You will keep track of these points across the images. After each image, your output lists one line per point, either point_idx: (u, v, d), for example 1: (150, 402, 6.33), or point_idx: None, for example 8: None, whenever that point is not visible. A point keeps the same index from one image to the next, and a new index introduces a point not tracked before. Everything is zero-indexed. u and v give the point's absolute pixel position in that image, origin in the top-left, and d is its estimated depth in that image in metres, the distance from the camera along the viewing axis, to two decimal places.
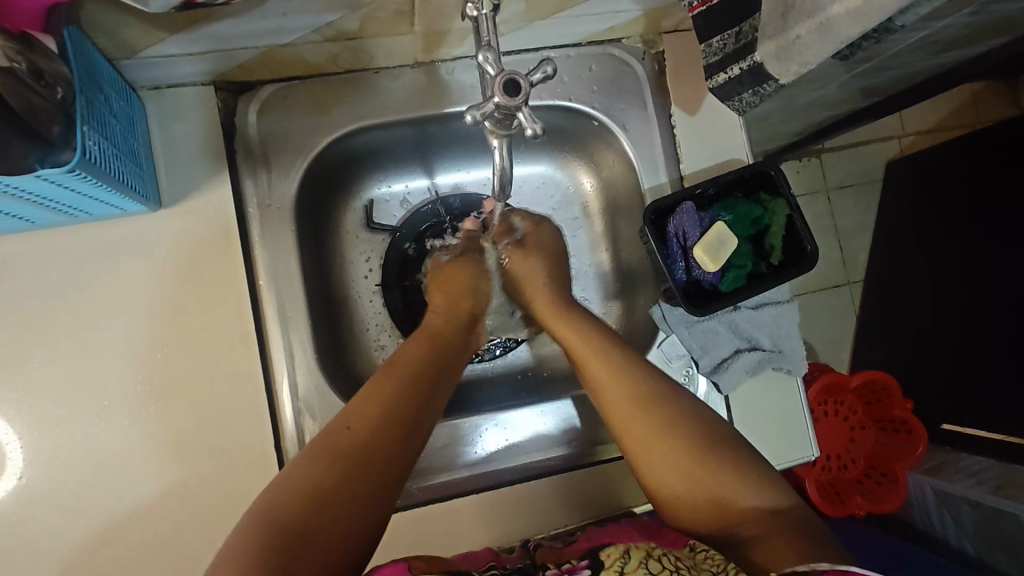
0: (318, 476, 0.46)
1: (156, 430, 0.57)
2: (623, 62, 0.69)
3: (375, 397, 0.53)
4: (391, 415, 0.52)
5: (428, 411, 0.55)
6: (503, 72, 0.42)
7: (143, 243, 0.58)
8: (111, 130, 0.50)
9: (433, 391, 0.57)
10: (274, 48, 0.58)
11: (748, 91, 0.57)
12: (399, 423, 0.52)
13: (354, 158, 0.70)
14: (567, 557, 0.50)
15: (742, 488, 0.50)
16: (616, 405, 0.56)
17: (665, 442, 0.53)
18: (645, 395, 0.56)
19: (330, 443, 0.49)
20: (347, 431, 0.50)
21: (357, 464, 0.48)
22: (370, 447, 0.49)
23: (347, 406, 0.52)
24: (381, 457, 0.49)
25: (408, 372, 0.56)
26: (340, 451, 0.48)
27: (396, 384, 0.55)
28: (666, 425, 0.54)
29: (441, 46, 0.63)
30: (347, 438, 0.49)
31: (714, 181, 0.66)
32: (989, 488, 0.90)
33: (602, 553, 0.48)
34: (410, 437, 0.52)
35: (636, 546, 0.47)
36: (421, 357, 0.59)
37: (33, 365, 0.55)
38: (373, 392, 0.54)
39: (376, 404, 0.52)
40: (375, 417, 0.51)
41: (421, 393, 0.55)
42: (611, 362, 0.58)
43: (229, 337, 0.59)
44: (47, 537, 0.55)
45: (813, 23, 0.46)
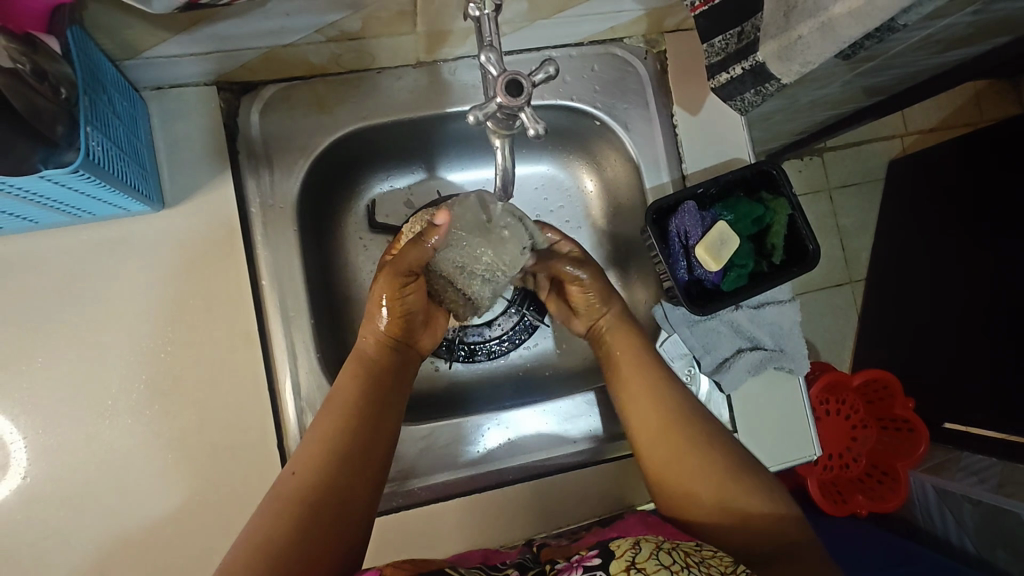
0: (264, 546, 0.45)
1: (159, 429, 0.57)
2: (625, 62, 0.69)
3: (318, 442, 0.52)
4: (333, 455, 0.51)
5: (374, 456, 0.53)
6: (505, 72, 0.42)
7: (146, 242, 0.58)
8: (114, 130, 0.50)
9: (377, 430, 0.54)
10: (276, 49, 0.58)
11: (750, 91, 0.57)
12: (339, 481, 0.50)
13: (357, 157, 0.70)
14: (577, 551, 0.50)
15: (760, 502, 0.52)
16: (647, 425, 0.58)
17: (695, 450, 0.55)
18: (680, 412, 0.58)
19: (273, 508, 0.48)
20: (289, 497, 0.48)
21: (302, 531, 0.46)
22: (310, 504, 0.48)
23: (289, 462, 0.52)
24: (328, 515, 0.48)
25: (343, 413, 0.54)
26: (280, 514, 0.47)
27: (330, 432, 0.52)
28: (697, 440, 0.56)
29: (443, 46, 0.63)
30: (290, 493, 0.49)
31: (714, 181, 0.66)
32: (990, 486, 0.91)
33: (612, 544, 0.48)
34: (355, 493, 0.50)
35: (645, 539, 0.47)
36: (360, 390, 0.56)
37: (38, 365, 0.56)
38: (313, 443, 0.52)
39: (315, 458, 0.51)
40: (318, 475, 0.50)
41: (362, 438, 0.53)
42: (650, 384, 0.60)
43: (233, 337, 0.59)
44: (51, 535, 0.55)
45: (815, 23, 0.46)
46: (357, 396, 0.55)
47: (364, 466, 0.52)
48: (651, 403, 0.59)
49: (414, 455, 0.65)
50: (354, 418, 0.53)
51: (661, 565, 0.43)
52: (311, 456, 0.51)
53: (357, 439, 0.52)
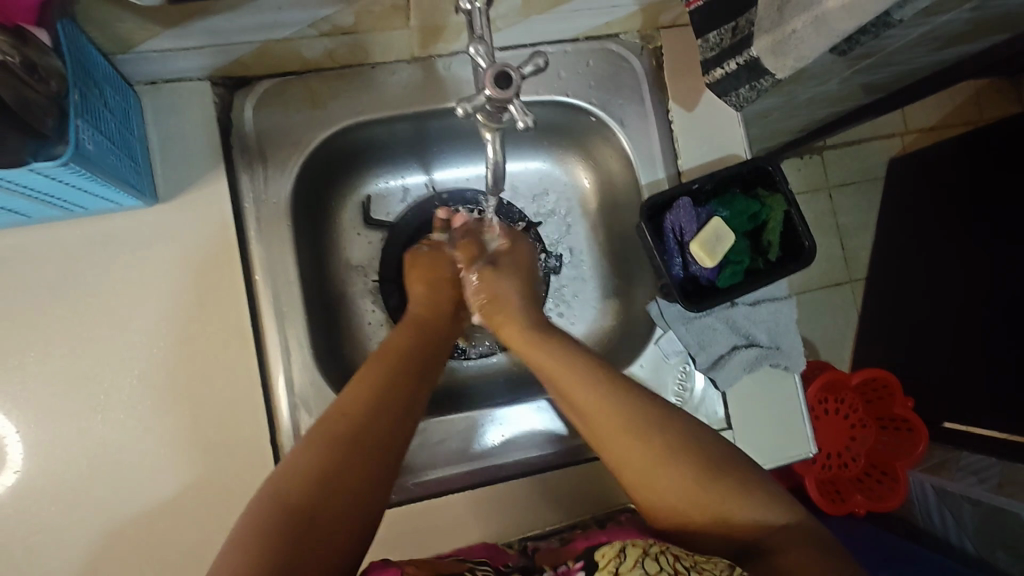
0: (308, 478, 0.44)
1: (152, 423, 0.57)
2: (621, 57, 0.69)
3: (363, 387, 0.51)
4: (378, 405, 0.50)
5: (416, 397, 0.54)
6: (494, 64, 0.41)
7: (139, 237, 0.58)
8: (105, 124, 0.50)
9: (421, 384, 0.55)
10: (270, 44, 0.58)
11: (744, 87, 0.57)
12: (385, 411, 0.50)
13: (352, 153, 0.70)
14: (563, 559, 0.50)
15: (752, 509, 0.49)
16: (605, 441, 0.54)
17: (662, 469, 0.51)
18: (634, 423, 0.53)
19: (318, 439, 0.47)
20: (330, 423, 0.49)
21: (345, 460, 0.46)
22: (359, 433, 0.48)
23: (334, 400, 0.51)
24: (367, 441, 0.48)
25: (394, 364, 0.55)
26: (328, 443, 0.47)
27: (386, 375, 0.53)
28: (655, 454, 0.51)
29: (438, 40, 0.63)
30: (335, 435, 0.48)
31: (710, 177, 0.65)
32: (989, 486, 0.91)
33: (596, 553, 0.48)
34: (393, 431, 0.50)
35: (632, 544, 0.47)
36: (401, 349, 0.57)
37: (30, 360, 0.56)
38: (360, 382, 0.52)
39: (365, 386, 0.52)
40: (372, 403, 0.50)
41: (411, 379, 0.54)
42: (595, 394, 0.54)
43: (226, 332, 0.59)
44: (43, 531, 0.55)
45: (809, 17, 0.46)
46: (400, 350, 0.56)
47: (408, 411, 0.52)
48: (600, 418, 0.54)
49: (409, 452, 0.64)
50: (395, 363, 0.55)
51: None
52: (359, 386, 0.52)
53: (400, 374, 0.54)
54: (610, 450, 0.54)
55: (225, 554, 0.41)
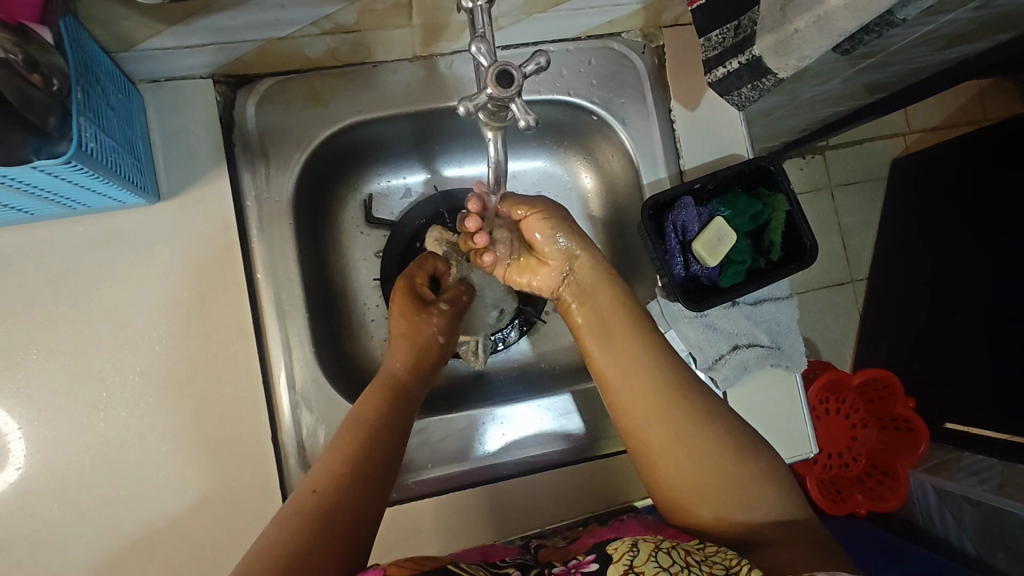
0: (268, 559, 0.43)
1: (154, 421, 0.57)
2: (622, 57, 0.69)
3: (334, 462, 0.52)
4: (349, 481, 0.51)
5: (387, 468, 0.53)
6: (495, 63, 0.41)
7: (142, 235, 0.58)
8: (108, 122, 0.50)
9: (392, 451, 0.55)
10: (272, 42, 0.58)
11: (746, 86, 0.56)
12: (349, 501, 0.49)
13: (354, 151, 0.70)
14: (573, 553, 0.51)
15: (759, 495, 0.51)
16: (641, 414, 0.56)
17: (698, 443, 0.53)
18: (675, 393, 0.56)
19: (283, 527, 0.46)
20: (298, 509, 0.48)
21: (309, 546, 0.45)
22: (326, 518, 0.47)
23: (304, 479, 0.51)
24: (338, 517, 0.48)
25: (361, 431, 0.54)
26: (298, 526, 0.46)
27: (354, 446, 0.53)
28: (697, 426, 0.54)
29: (440, 39, 0.63)
30: (303, 514, 0.47)
31: (712, 176, 0.65)
32: (990, 487, 0.90)
33: (609, 547, 0.48)
34: (360, 511, 0.50)
35: (643, 540, 0.48)
36: (375, 419, 0.56)
37: (34, 357, 0.56)
38: (331, 456, 0.52)
39: (335, 467, 0.51)
40: (337, 496, 0.49)
41: (381, 447, 0.54)
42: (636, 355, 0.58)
43: (228, 330, 0.59)
44: (46, 527, 0.55)
45: (812, 16, 0.46)
46: (374, 422, 0.55)
47: (376, 491, 0.52)
48: (645, 387, 0.56)
49: (409, 450, 0.65)
50: (368, 437, 0.54)
51: (659, 567, 0.44)
52: (327, 469, 0.51)
53: (370, 453, 0.53)
54: (645, 425, 0.55)
55: None
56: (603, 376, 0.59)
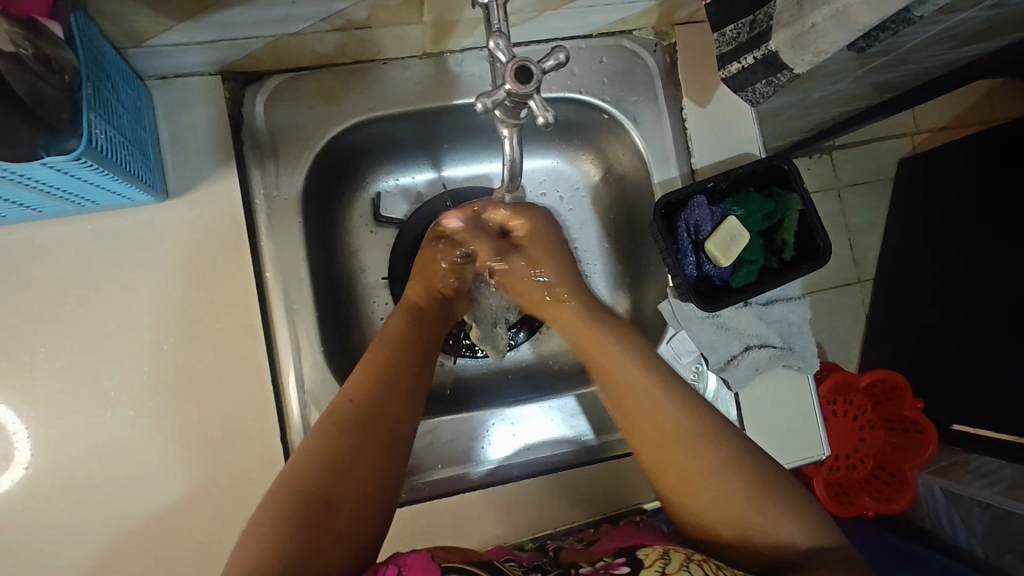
0: (323, 457, 0.46)
1: (163, 420, 0.57)
2: (634, 54, 0.68)
3: (368, 373, 0.53)
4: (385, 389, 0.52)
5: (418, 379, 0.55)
6: (513, 59, 0.40)
7: (150, 233, 0.58)
8: (118, 118, 0.50)
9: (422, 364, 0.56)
10: (282, 38, 0.57)
11: (761, 82, 0.55)
12: (389, 406, 0.51)
13: (363, 150, 0.70)
14: (600, 555, 0.50)
15: (776, 520, 0.48)
16: (649, 440, 0.54)
17: (704, 471, 0.50)
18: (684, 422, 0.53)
19: (313, 449, 0.47)
20: (327, 431, 0.48)
21: (343, 470, 0.46)
22: (366, 423, 0.49)
23: (341, 387, 0.52)
24: (380, 421, 0.50)
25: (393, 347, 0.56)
26: (341, 429, 0.48)
27: (386, 358, 0.55)
28: (700, 456, 0.51)
29: (450, 36, 0.62)
30: (344, 418, 0.49)
31: (726, 175, 0.64)
32: (1001, 488, 0.90)
33: (640, 553, 0.48)
34: (399, 433, 0.51)
35: (676, 550, 0.47)
36: (393, 348, 0.56)
37: (40, 356, 0.55)
38: (365, 369, 0.53)
39: (365, 384, 0.52)
40: (374, 401, 0.51)
41: (411, 361, 0.56)
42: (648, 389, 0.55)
43: (236, 328, 0.59)
44: (54, 527, 0.55)
45: (830, 10, 0.46)
46: (396, 351, 0.56)
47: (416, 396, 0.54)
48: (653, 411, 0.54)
49: (416, 449, 0.64)
50: (398, 353, 0.55)
51: None
52: (363, 377, 0.53)
53: (396, 377, 0.53)
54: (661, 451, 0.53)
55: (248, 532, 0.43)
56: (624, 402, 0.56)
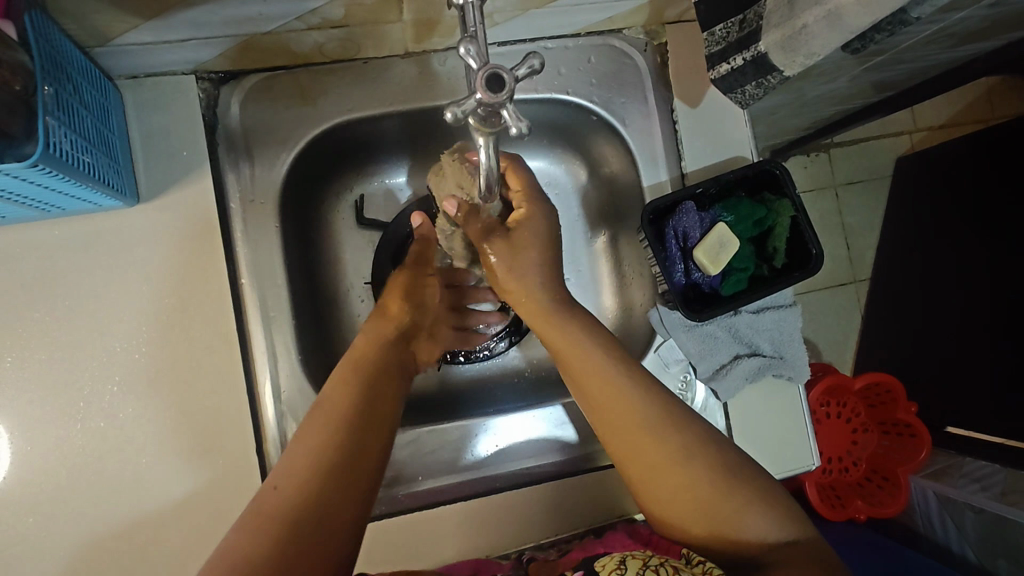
0: (235, 566, 0.38)
1: (134, 431, 0.55)
2: (623, 54, 0.66)
3: (299, 454, 0.46)
4: (318, 478, 0.44)
5: (366, 450, 0.48)
6: (486, 64, 0.38)
7: (118, 237, 0.56)
8: (80, 120, 0.48)
9: (371, 433, 0.49)
10: (259, 36, 0.55)
11: (751, 84, 0.54)
12: (319, 492, 0.43)
13: (343, 152, 0.67)
14: (561, 568, 0.49)
15: (750, 516, 0.47)
16: (631, 451, 0.51)
17: (679, 481, 0.49)
18: (654, 420, 0.51)
19: (222, 562, 0.39)
20: (252, 528, 0.41)
21: None
22: (289, 519, 0.41)
23: (269, 479, 0.45)
24: (309, 517, 0.42)
25: (333, 413, 0.49)
26: (260, 531, 0.41)
27: (322, 433, 0.47)
28: (672, 459, 0.49)
29: (433, 34, 0.60)
30: (267, 515, 0.42)
31: (715, 180, 0.63)
32: (993, 494, 0.89)
33: (597, 564, 0.47)
34: (336, 517, 0.43)
35: (632, 557, 0.46)
36: (330, 428, 0.47)
37: (8, 366, 0.54)
38: (299, 448, 0.46)
39: (296, 471, 0.44)
40: (299, 489, 0.43)
41: (352, 429, 0.48)
42: (613, 387, 0.53)
43: (210, 337, 0.57)
44: (20, 542, 0.53)
45: (822, 11, 0.43)
46: (327, 431, 0.47)
47: (357, 465, 0.46)
48: (622, 414, 0.52)
49: (401, 462, 0.62)
50: (342, 419, 0.48)
51: None
52: (293, 465, 0.45)
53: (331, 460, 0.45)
54: (634, 455, 0.51)
55: None
56: (594, 399, 0.54)
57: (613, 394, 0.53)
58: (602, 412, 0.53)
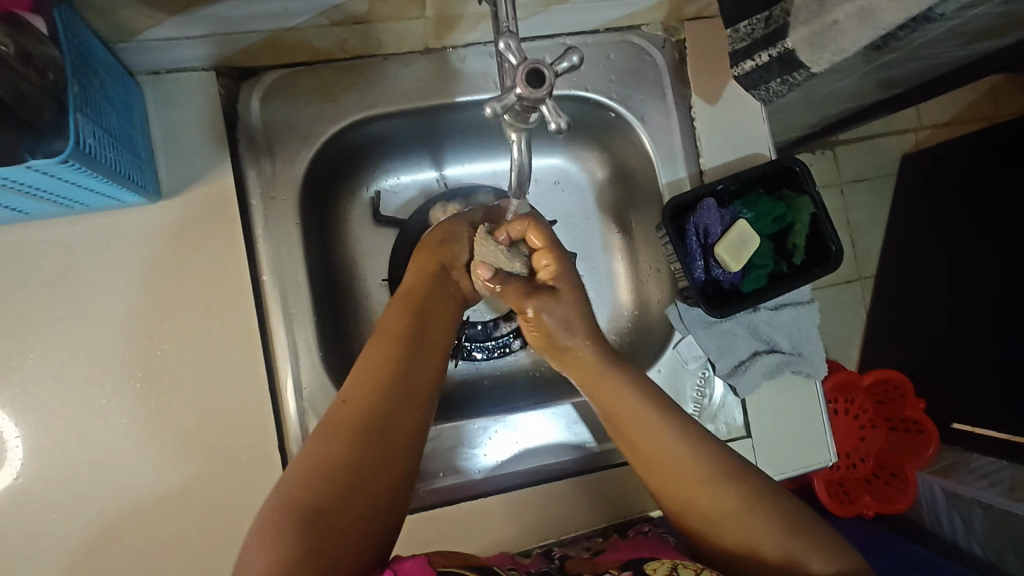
0: (323, 465, 0.45)
1: (157, 427, 0.55)
2: (642, 50, 0.66)
3: (364, 372, 0.51)
4: (383, 394, 0.50)
5: (422, 372, 0.53)
6: (525, 61, 0.38)
7: (140, 233, 0.56)
8: (106, 116, 0.48)
9: (423, 356, 0.54)
10: (280, 32, 0.55)
11: (775, 80, 0.54)
12: (386, 402, 0.50)
13: (360, 149, 0.67)
14: (604, 568, 0.49)
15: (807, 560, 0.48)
16: (685, 504, 0.52)
17: (737, 532, 0.49)
18: (712, 477, 0.51)
19: (308, 462, 0.46)
20: (300, 476, 0.45)
21: (339, 481, 0.45)
22: (362, 427, 0.48)
23: (339, 390, 0.51)
24: (381, 424, 0.49)
25: (391, 338, 0.54)
26: (339, 437, 0.47)
27: (384, 355, 0.53)
28: (730, 512, 0.50)
29: (453, 31, 0.60)
30: (343, 424, 0.48)
31: (736, 176, 0.62)
32: (1001, 490, 0.89)
33: (647, 567, 0.47)
34: (402, 425, 0.50)
35: (684, 565, 0.47)
36: (389, 353, 0.53)
37: (30, 362, 0.54)
38: (364, 366, 0.52)
39: (363, 389, 0.50)
40: (366, 402, 0.49)
41: (408, 350, 0.53)
42: (667, 444, 0.52)
43: (231, 333, 0.57)
44: (43, 539, 0.53)
45: (853, 7, 0.44)
46: (385, 355, 0.53)
47: (413, 383, 0.52)
48: (678, 472, 0.52)
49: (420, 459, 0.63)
50: (398, 343, 0.54)
51: None
52: (360, 380, 0.51)
53: (392, 379, 0.51)
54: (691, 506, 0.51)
55: (247, 550, 0.42)
56: (647, 455, 0.53)
57: (672, 452, 0.52)
58: (657, 470, 0.53)
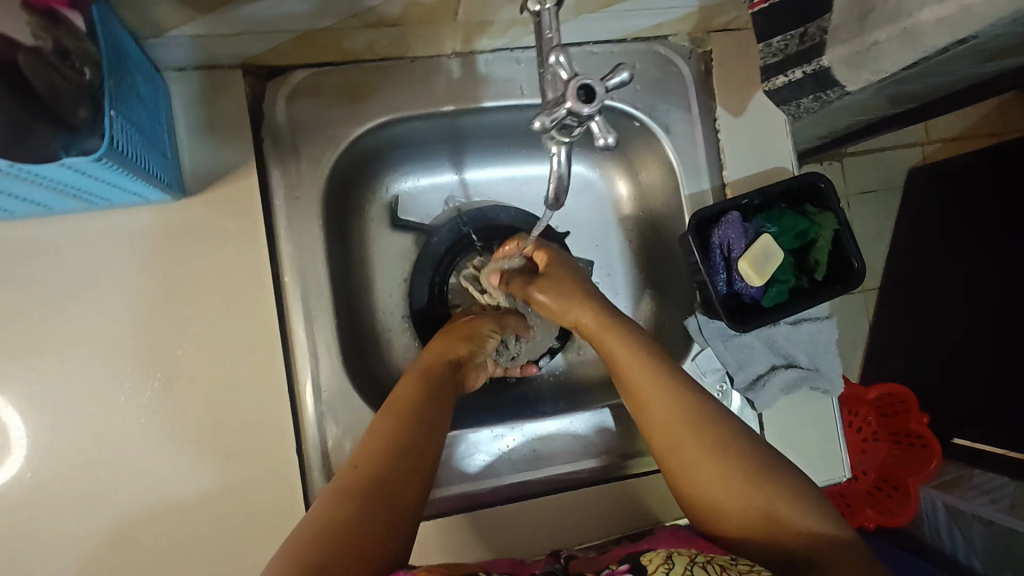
0: (328, 526, 0.44)
1: (174, 426, 0.54)
2: (669, 61, 0.66)
3: (372, 441, 0.52)
4: (389, 462, 0.50)
5: (430, 444, 0.53)
6: (577, 76, 0.38)
7: (162, 230, 0.55)
8: (135, 111, 0.47)
9: (431, 429, 0.54)
10: (311, 32, 0.54)
11: (808, 97, 0.54)
12: (393, 467, 0.49)
13: (380, 151, 0.67)
14: (605, 564, 0.49)
15: (793, 508, 0.47)
16: (673, 438, 0.53)
17: (717, 465, 0.50)
18: (695, 412, 0.54)
19: (312, 524, 0.44)
20: (309, 536, 0.43)
21: (344, 539, 0.43)
22: (367, 491, 0.47)
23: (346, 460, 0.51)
24: (387, 486, 0.48)
25: (399, 408, 0.55)
26: (345, 499, 0.46)
27: (393, 423, 0.53)
28: (713, 444, 0.51)
29: (481, 35, 0.60)
30: (349, 488, 0.47)
31: (760, 191, 0.63)
32: (1002, 506, 0.92)
33: (644, 558, 0.47)
34: (406, 495, 0.49)
35: (678, 553, 0.46)
36: (398, 421, 0.53)
37: (47, 358, 0.53)
38: (373, 436, 0.52)
39: (372, 455, 0.50)
40: (374, 467, 0.49)
41: (419, 420, 0.54)
42: (658, 378, 0.56)
43: (251, 334, 0.56)
44: (57, 536, 0.52)
45: (895, 29, 0.44)
46: (395, 423, 0.53)
47: (420, 453, 0.52)
48: (665, 403, 0.54)
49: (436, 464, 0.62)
50: (410, 414, 0.54)
51: None
52: (370, 446, 0.51)
53: (402, 445, 0.51)
54: (676, 445, 0.53)
55: None
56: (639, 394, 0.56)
57: (655, 386, 0.55)
58: (645, 408, 0.55)
